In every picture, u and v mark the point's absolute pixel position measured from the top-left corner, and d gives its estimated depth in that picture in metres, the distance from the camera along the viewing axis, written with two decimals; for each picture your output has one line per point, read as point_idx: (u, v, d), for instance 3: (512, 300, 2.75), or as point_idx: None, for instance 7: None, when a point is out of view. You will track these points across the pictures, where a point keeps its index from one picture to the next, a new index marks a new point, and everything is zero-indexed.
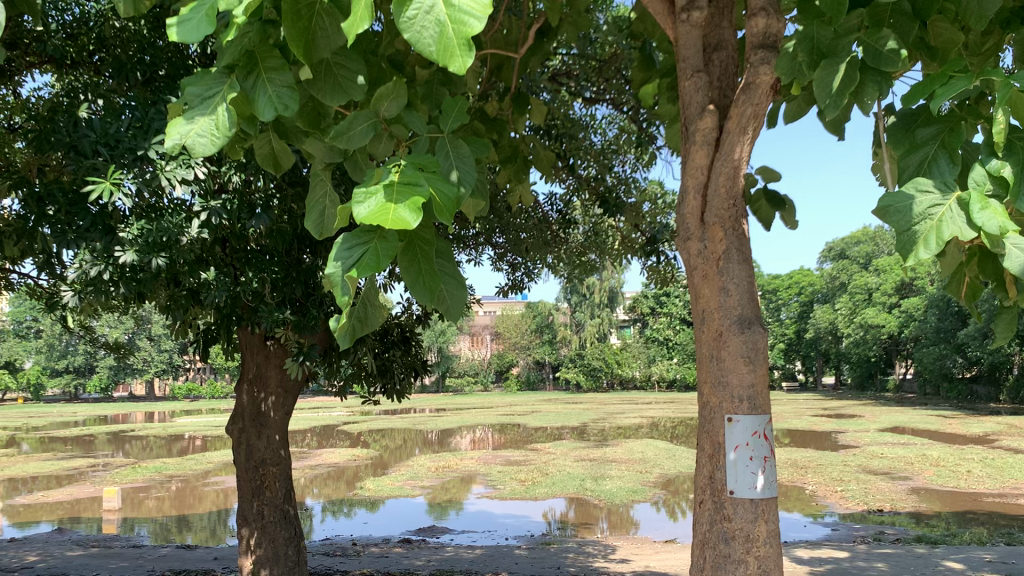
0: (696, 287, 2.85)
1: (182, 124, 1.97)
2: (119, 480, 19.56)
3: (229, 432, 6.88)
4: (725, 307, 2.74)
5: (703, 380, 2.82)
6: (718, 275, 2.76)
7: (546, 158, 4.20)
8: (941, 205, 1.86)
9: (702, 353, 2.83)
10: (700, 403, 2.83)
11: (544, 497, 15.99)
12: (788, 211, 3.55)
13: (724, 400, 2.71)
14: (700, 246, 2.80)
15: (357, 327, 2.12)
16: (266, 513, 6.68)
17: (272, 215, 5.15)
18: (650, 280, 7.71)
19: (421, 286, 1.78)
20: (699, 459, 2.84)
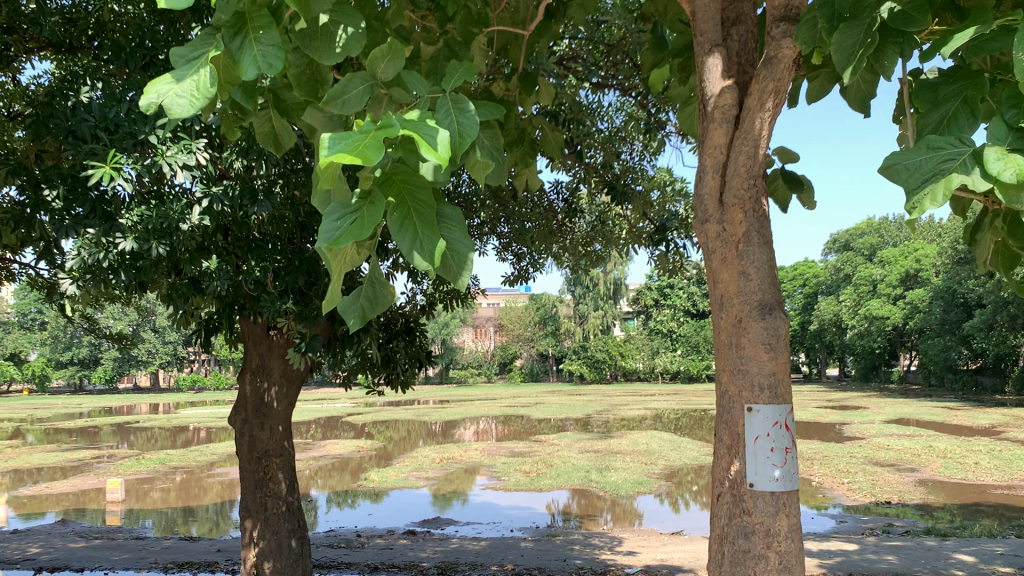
0: (714, 272, 2.74)
1: (165, 82, 1.90)
2: (123, 472, 19.52)
3: (231, 423, 6.77)
4: (743, 294, 2.64)
5: (721, 368, 2.71)
6: (736, 260, 2.65)
7: (554, 141, 4.07)
8: (952, 158, 1.66)
9: (719, 341, 2.71)
10: (717, 394, 2.73)
11: (549, 487, 15.95)
12: (806, 193, 3.44)
13: (742, 390, 2.61)
14: (718, 232, 2.70)
15: (366, 308, 2.00)
16: (269, 505, 6.60)
17: (273, 200, 5.03)
18: (656, 270, 7.55)
19: (420, 252, 1.63)
20: (717, 451, 2.74)
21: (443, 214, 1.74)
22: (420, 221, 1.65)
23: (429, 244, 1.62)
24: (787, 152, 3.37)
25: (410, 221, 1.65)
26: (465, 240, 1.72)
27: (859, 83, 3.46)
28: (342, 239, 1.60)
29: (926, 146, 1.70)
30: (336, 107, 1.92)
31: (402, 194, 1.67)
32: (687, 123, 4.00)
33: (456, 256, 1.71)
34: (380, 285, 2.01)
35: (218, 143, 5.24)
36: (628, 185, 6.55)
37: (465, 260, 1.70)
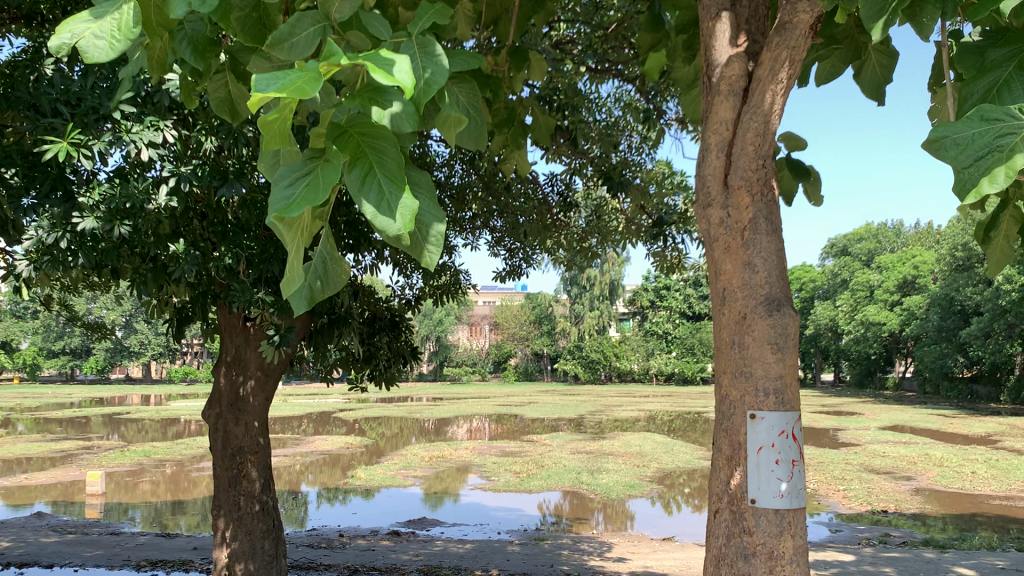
0: (717, 263, 2.45)
1: (81, 22, 1.59)
2: (107, 464, 19.16)
3: (206, 418, 6.48)
4: (747, 290, 2.35)
5: (721, 370, 2.43)
6: (739, 251, 2.37)
7: (546, 125, 3.77)
8: (1012, 132, 1.33)
9: (721, 338, 2.43)
10: (718, 397, 2.44)
11: (539, 489, 15.66)
12: (811, 182, 3.13)
13: (745, 395, 2.33)
14: (722, 221, 2.41)
15: (315, 288, 1.66)
16: (242, 504, 6.31)
17: (246, 181, 4.76)
18: (655, 266, 7.19)
19: (385, 218, 1.30)
20: (715, 461, 2.45)
21: (409, 177, 1.46)
22: (384, 177, 1.33)
23: (398, 208, 1.30)
24: (794, 139, 3.04)
25: (371, 181, 1.34)
26: (434, 212, 1.43)
27: (873, 67, 3.07)
28: (294, 210, 1.30)
29: (979, 118, 1.36)
30: (281, 53, 1.54)
31: (358, 150, 1.37)
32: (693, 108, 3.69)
33: (424, 230, 1.42)
34: (332, 264, 1.68)
35: (189, 121, 4.96)
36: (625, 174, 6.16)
37: (434, 234, 1.41)
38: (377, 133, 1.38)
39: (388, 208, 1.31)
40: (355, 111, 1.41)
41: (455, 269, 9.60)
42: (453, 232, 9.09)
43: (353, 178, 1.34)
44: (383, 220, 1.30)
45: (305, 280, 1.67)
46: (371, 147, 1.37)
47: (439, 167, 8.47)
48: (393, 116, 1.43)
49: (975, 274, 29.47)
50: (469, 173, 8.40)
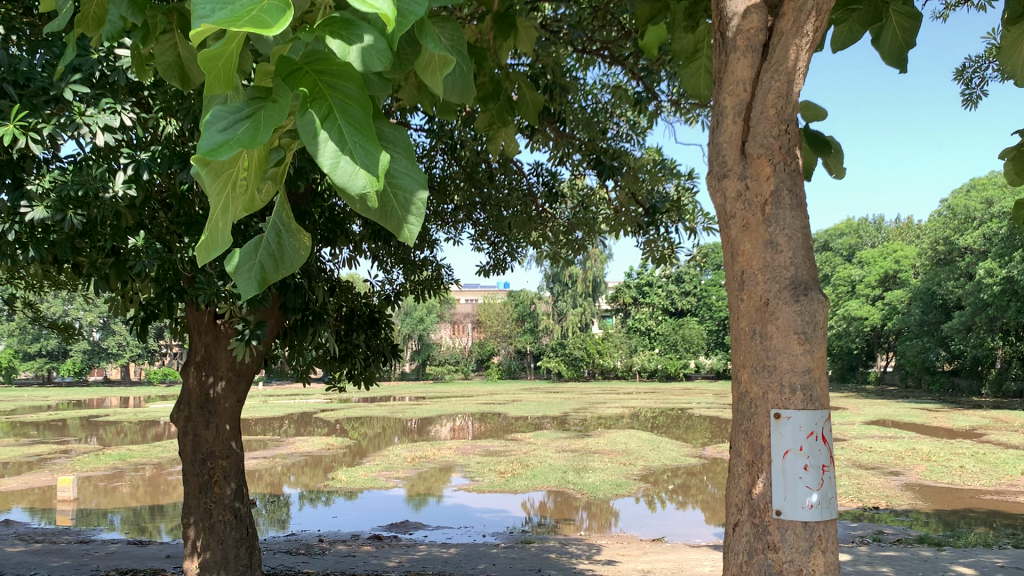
0: (734, 242, 2.16)
1: None
2: (80, 468, 18.61)
3: (174, 421, 6.13)
4: (770, 273, 2.07)
5: (740, 363, 2.14)
6: (760, 229, 2.08)
7: (535, 101, 3.43)
8: None
9: (740, 328, 2.14)
10: (735, 394, 2.16)
11: (524, 489, 15.34)
12: (830, 156, 2.85)
13: (767, 393, 2.05)
14: (742, 199, 2.12)
15: (268, 267, 1.41)
16: (214, 511, 5.98)
17: None
18: (646, 258, 6.90)
19: (352, 172, 1.03)
20: (732, 465, 2.17)
21: (379, 130, 1.19)
22: (350, 126, 1.05)
23: (367, 163, 1.03)
24: (813, 108, 2.76)
25: (332, 124, 1.06)
26: (413, 170, 1.15)
27: (894, 29, 2.76)
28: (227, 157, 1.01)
29: None
30: None
31: (317, 89, 1.09)
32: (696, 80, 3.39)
33: (398, 190, 1.13)
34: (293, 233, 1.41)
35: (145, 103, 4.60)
36: (616, 159, 5.82)
37: (411, 196, 1.13)
38: (346, 70, 1.11)
39: (352, 157, 1.04)
40: (312, 43, 1.15)
41: (437, 264, 9.31)
42: (435, 225, 8.80)
43: (308, 118, 1.06)
44: (347, 178, 1.03)
45: (255, 257, 1.40)
46: (332, 84, 1.10)
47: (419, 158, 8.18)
48: (364, 50, 1.16)
49: (956, 268, 29.47)
50: (452, 164, 8.12)
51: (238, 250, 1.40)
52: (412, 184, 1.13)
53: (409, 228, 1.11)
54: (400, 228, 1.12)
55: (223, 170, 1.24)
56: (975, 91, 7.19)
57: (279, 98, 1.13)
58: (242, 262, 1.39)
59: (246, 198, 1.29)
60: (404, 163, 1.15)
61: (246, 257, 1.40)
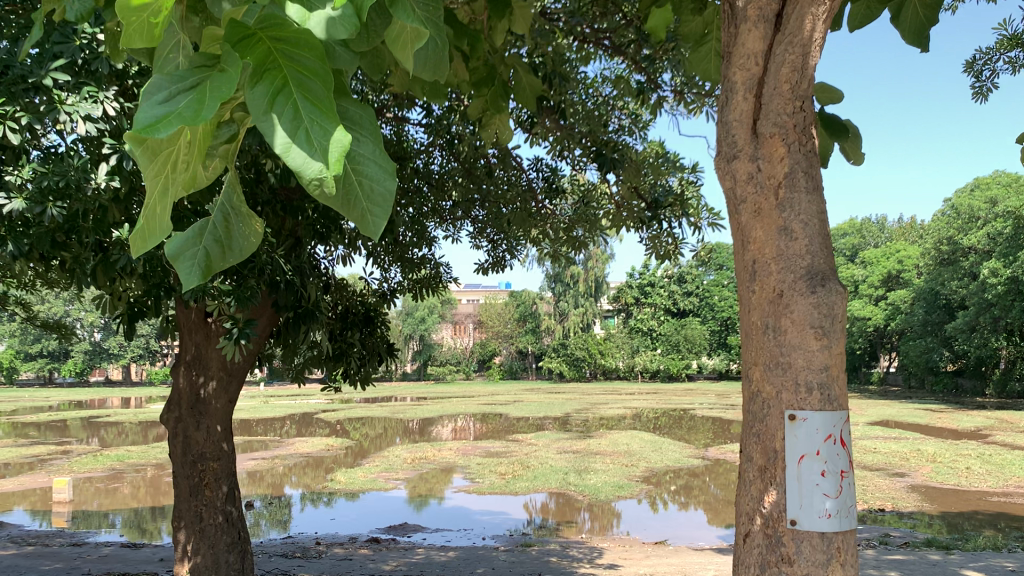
0: (744, 231, 2.00)
1: None
2: (77, 469, 18.44)
3: (163, 422, 5.94)
4: (782, 264, 1.91)
5: (752, 360, 1.98)
6: (770, 218, 1.92)
7: (532, 86, 3.28)
8: None
9: (751, 324, 1.98)
10: (746, 395, 1.99)
11: (525, 491, 15.15)
12: (846, 141, 2.70)
13: (778, 394, 1.89)
14: (752, 185, 1.95)
15: (214, 254, 1.30)
16: (205, 515, 5.82)
17: None
18: (650, 253, 6.74)
19: (307, 150, 0.91)
20: (743, 471, 2.01)
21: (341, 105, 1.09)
22: (306, 100, 0.94)
23: (325, 140, 0.91)
24: (829, 90, 2.60)
25: (286, 95, 0.95)
26: (381, 156, 1.06)
27: (913, 7, 2.60)
28: None
29: None
30: None
31: (270, 57, 0.99)
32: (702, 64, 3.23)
33: (363, 176, 1.04)
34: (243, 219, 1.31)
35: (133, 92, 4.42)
36: (619, 150, 5.65)
37: (378, 184, 1.03)
38: (306, 41, 0.98)
39: (309, 136, 0.92)
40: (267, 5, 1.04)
41: (436, 262, 9.16)
42: (433, 222, 8.65)
43: (262, 91, 0.95)
44: (301, 162, 0.91)
45: (198, 245, 1.28)
46: (286, 52, 0.98)
47: (417, 154, 8.02)
48: (329, 18, 1.04)
49: (960, 267, 29.27)
50: (450, 160, 7.97)
51: (180, 236, 1.28)
52: (375, 173, 1.04)
53: (373, 220, 1.02)
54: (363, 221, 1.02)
55: (161, 147, 1.10)
56: (987, 83, 7.02)
57: (227, 68, 1.00)
58: (186, 248, 1.28)
59: (189, 178, 1.17)
60: (368, 146, 1.06)
61: (189, 243, 1.29)
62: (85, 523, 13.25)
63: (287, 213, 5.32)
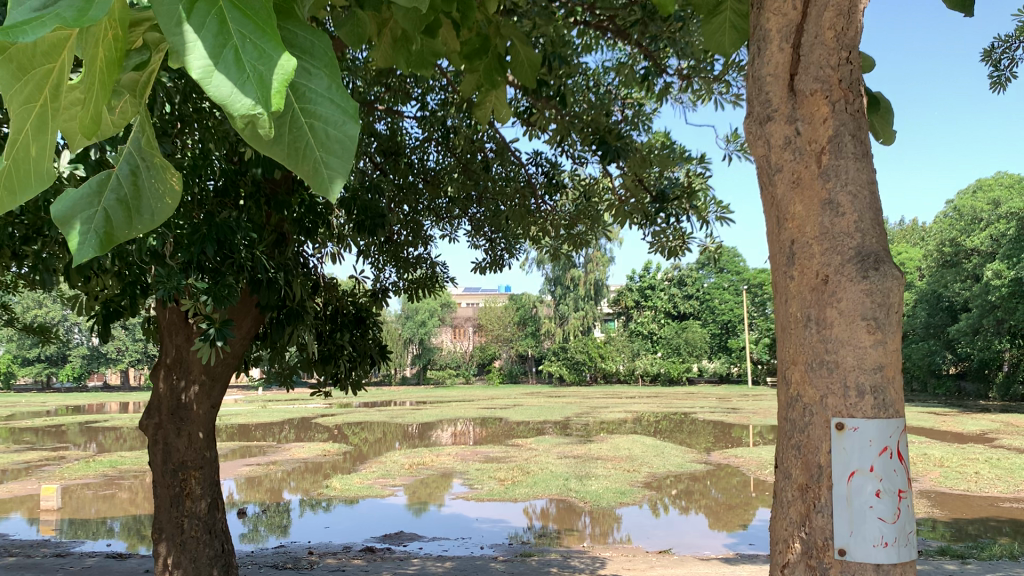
0: (784, 204, 1.69)
1: None
2: (67, 476, 18.05)
3: (142, 430, 5.63)
4: (826, 245, 1.61)
5: (792, 359, 1.66)
6: (813, 190, 1.63)
7: (530, 59, 2.95)
8: None
9: (791, 316, 1.66)
10: (785, 404, 1.69)
11: (524, 497, 14.79)
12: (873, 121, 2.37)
13: (816, 399, 1.60)
14: (789, 152, 1.66)
15: (116, 216, 1.02)
16: (187, 527, 5.52)
17: (171, 144, 3.86)
18: (656, 251, 6.47)
19: (237, 69, 0.71)
20: (777, 493, 1.71)
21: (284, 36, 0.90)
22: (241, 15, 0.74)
23: (263, 51, 0.71)
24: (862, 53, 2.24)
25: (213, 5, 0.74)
26: (337, 95, 0.88)
27: None
28: None
29: None
30: None
31: None
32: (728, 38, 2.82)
33: (316, 125, 0.86)
34: (156, 169, 1.04)
35: None
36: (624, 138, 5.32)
37: (331, 128, 0.85)
38: None
39: (248, 49, 0.72)
40: None
41: (431, 261, 8.88)
42: (429, 220, 8.37)
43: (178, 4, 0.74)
44: (228, 94, 0.70)
45: (95, 204, 1.01)
46: None
47: (410, 148, 7.72)
48: None
49: (963, 269, 28.98)
50: (446, 155, 7.67)
51: (75, 188, 1.00)
52: (328, 111, 0.85)
53: (326, 172, 0.84)
54: (311, 177, 0.84)
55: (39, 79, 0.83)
56: (1005, 73, 6.74)
57: None
58: (77, 205, 1.00)
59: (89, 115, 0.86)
60: (322, 82, 0.87)
61: (84, 204, 1.01)
62: (79, 529, 12.93)
63: (272, 207, 5.01)
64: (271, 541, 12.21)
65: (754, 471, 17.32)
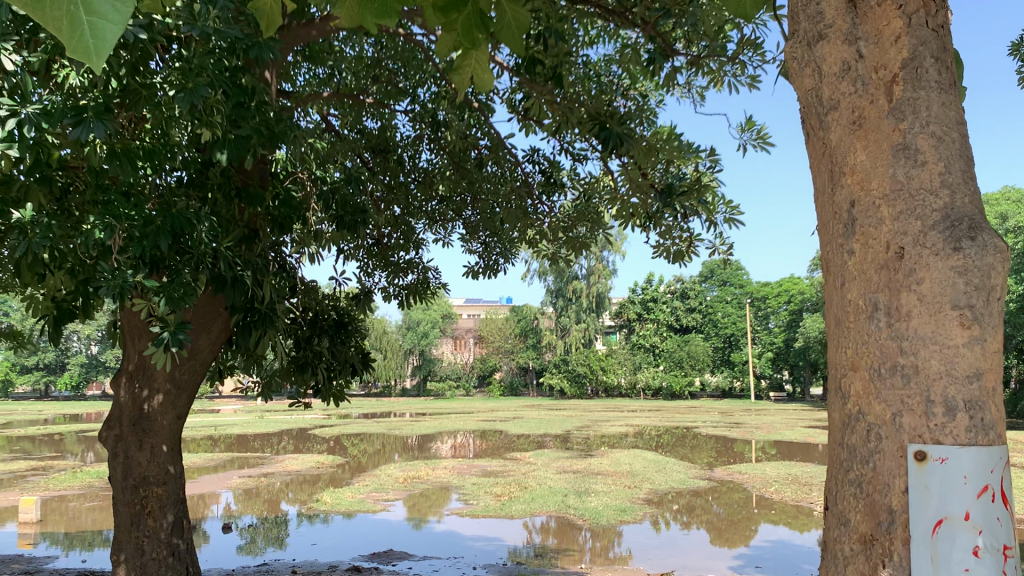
0: (848, 147, 1.79)
1: None
2: (53, 487, 17.51)
3: (101, 442, 5.18)
4: (900, 213, 1.68)
5: (854, 362, 1.72)
6: (877, 142, 1.74)
7: (518, 19, 2.32)
8: None
9: (853, 303, 1.73)
10: (849, 404, 1.72)
11: (521, 514, 14.26)
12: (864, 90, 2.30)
13: (884, 418, 1.64)
14: (853, 85, 1.79)
15: None
16: (147, 548, 5.07)
17: (113, 121, 3.47)
18: (663, 255, 6.06)
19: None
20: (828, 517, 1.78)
21: None
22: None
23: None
24: None
25: None
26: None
27: None
28: None
29: None
30: None
31: None
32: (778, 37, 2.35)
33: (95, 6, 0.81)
34: None
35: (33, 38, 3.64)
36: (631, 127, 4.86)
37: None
38: None
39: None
40: None
41: (423, 265, 8.50)
42: (422, 222, 7.93)
43: None
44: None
45: None
46: None
47: (401, 145, 7.32)
48: None
49: None
50: (439, 154, 7.27)
51: None
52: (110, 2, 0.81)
53: (94, 28, 0.82)
54: (77, 43, 0.81)
55: None
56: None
57: None
58: None
59: None
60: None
61: None
62: (76, 539, 12.59)
63: (243, 201, 4.61)
64: (267, 553, 11.76)
65: (758, 487, 16.84)
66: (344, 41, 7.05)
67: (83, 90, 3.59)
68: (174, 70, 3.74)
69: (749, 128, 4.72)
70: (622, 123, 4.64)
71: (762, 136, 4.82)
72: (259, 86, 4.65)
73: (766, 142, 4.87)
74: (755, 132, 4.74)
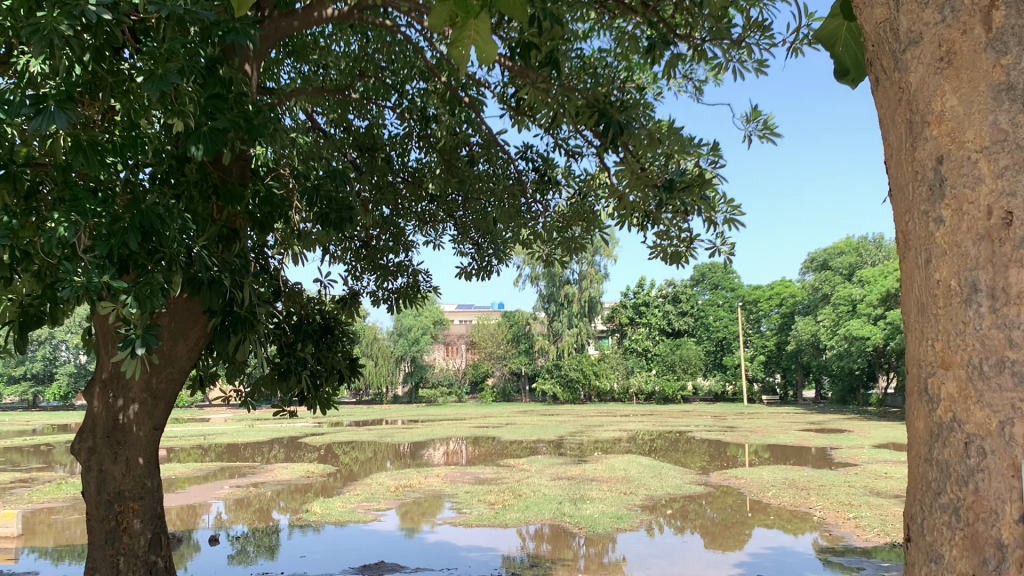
0: (935, 93, 1.62)
1: None
2: (37, 499, 17.15)
3: (73, 455, 4.90)
4: (1001, 176, 1.51)
5: (945, 356, 1.57)
6: (972, 82, 1.56)
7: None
8: None
9: (943, 287, 1.58)
10: (942, 401, 1.57)
11: (515, 522, 13.99)
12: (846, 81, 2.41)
13: (989, 425, 1.48)
14: (939, 13, 1.61)
15: None
16: (122, 567, 4.77)
17: (75, 110, 3.20)
18: (661, 256, 5.82)
19: None
20: (917, 523, 1.67)
21: None
22: None
23: None
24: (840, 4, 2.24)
25: None
26: None
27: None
28: None
29: None
30: None
31: None
32: (822, 32, 2.20)
33: None
34: None
35: None
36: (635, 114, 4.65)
37: None
38: None
39: None
40: None
41: (413, 269, 8.26)
42: (411, 225, 7.69)
43: None
44: None
45: None
46: None
47: (388, 143, 7.10)
48: None
49: None
50: (428, 152, 7.04)
51: None
52: None
53: None
54: None
55: None
56: None
57: None
58: None
59: None
60: None
61: None
62: (61, 551, 12.29)
63: (221, 199, 4.35)
64: (258, 564, 11.46)
65: (754, 491, 16.61)
66: (328, 37, 6.86)
67: (40, 76, 3.33)
68: (141, 56, 3.48)
69: (755, 118, 4.52)
70: (622, 111, 4.39)
71: (768, 126, 4.62)
72: (238, 78, 4.42)
73: (771, 133, 4.67)
74: (761, 122, 4.53)
